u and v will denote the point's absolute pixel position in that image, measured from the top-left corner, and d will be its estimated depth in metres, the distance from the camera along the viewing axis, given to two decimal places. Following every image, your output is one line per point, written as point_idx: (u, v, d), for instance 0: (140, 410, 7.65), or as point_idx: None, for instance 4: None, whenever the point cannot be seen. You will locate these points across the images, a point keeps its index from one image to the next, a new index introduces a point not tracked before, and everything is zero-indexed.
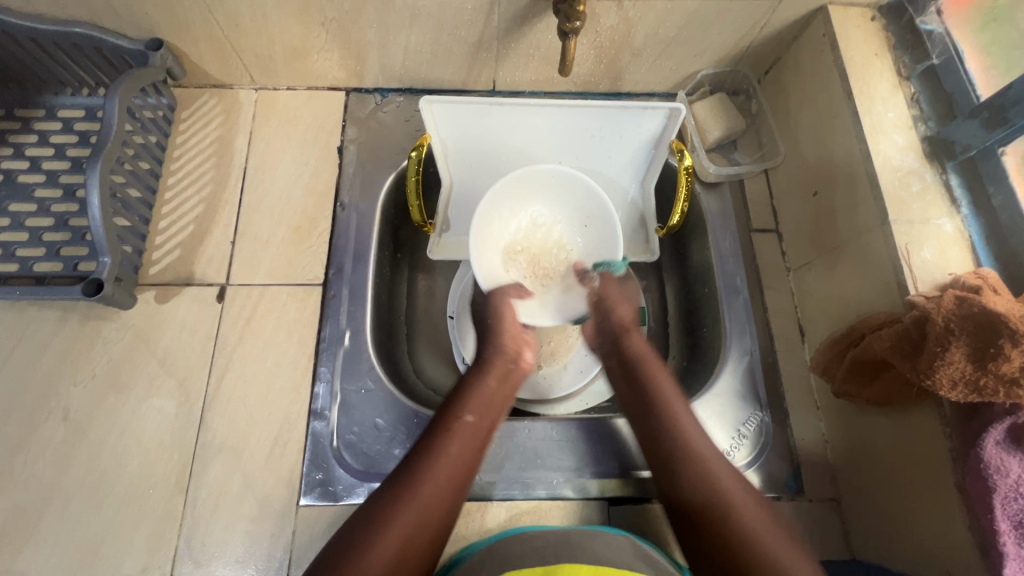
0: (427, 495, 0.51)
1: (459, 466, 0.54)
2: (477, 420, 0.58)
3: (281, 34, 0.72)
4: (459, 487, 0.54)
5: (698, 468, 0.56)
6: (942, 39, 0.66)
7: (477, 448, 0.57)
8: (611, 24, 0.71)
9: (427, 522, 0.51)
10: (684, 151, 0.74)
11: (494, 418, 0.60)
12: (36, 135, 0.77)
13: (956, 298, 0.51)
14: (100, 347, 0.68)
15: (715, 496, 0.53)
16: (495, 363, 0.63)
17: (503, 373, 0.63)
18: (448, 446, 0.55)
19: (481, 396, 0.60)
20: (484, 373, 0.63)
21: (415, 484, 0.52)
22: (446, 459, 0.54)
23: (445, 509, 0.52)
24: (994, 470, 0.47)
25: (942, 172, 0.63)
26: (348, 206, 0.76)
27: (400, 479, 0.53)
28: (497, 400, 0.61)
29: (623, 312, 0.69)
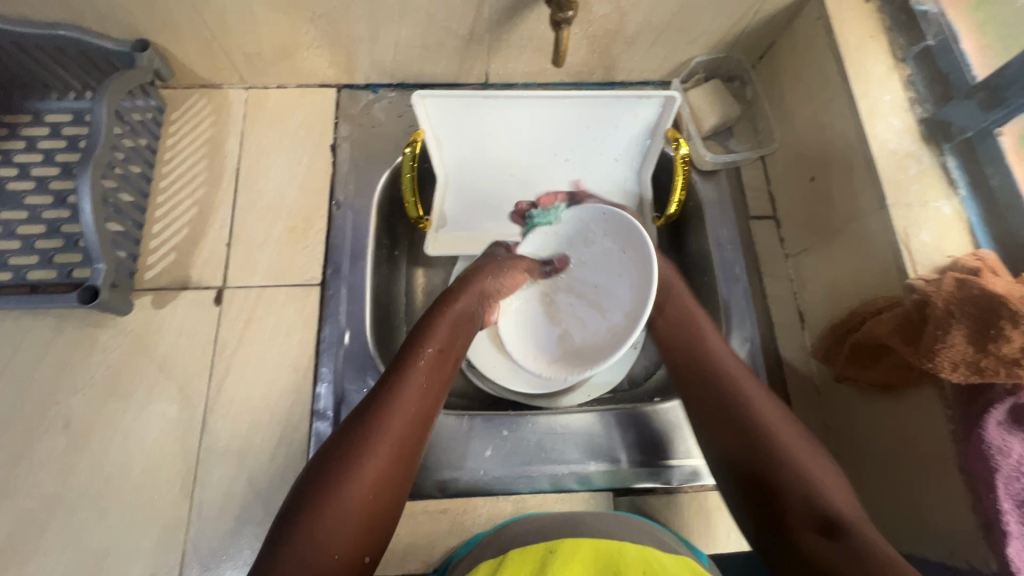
0: (397, 427, 0.51)
1: (425, 392, 0.55)
2: (441, 351, 0.58)
3: (270, 32, 0.71)
4: (427, 413, 0.54)
5: (749, 417, 0.56)
6: (936, 21, 0.66)
7: (441, 376, 0.57)
8: (603, 14, 0.70)
9: (397, 450, 0.51)
10: (680, 140, 0.75)
11: (456, 347, 0.60)
12: (24, 142, 0.76)
13: (956, 281, 0.51)
14: (98, 354, 0.68)
15: (767, 439, 0.54)
16: (462, 296, 0.63)
17: (466, 313, 0.63)
18: (414, 378, 0.55)
19: (445, 327, 0.60)
20: (447, 311, 0.62)
21: (382, 415, 0.51)
22: (413, 388, 0.54)
23: (415, 436, 0.52)
24: (996, 450, 0.48)
25: (939, 154, 0.62)
26: (344, 203, 0.75)
27: (370, 409, 0.52)
28: (460, 336, 0.61)
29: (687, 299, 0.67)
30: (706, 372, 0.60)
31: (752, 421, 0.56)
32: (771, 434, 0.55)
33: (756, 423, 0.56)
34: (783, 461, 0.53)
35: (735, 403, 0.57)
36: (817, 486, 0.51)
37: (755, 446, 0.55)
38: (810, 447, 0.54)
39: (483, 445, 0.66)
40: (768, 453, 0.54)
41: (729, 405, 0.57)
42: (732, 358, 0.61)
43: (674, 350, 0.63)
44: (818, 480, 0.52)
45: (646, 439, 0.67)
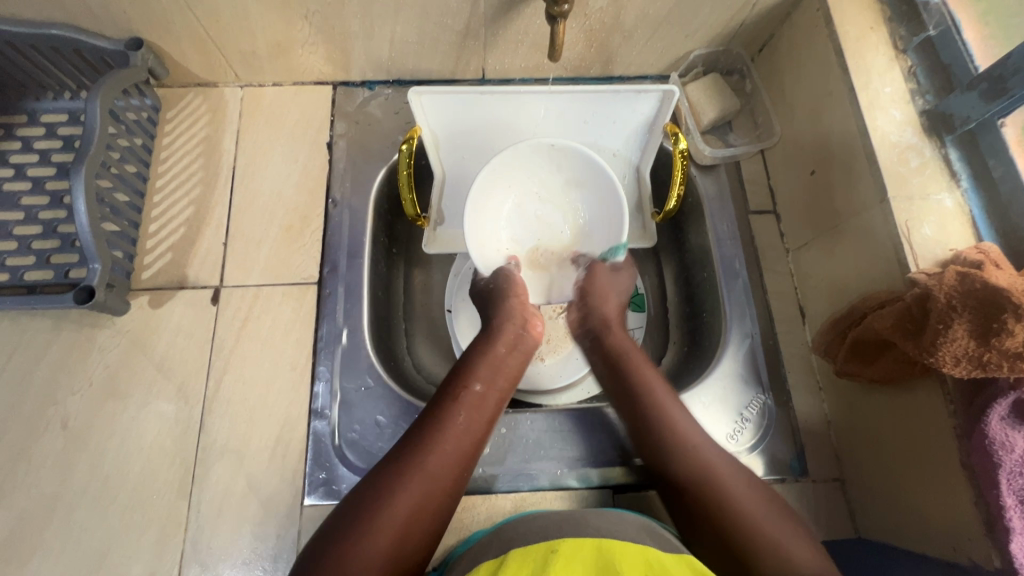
0: (434, 464, 0.52)
1: (467, 432, 0.56)
2: (487, 391, 0.59)
3: (263, 29, 0.70)
4: (467, 455, 0.55)
5: (674, 441, 0.57)
6: (938, 11, 0.64)
7: (485, 416, 0.58)
8: (600, 8, 0.70)
9: (433, 488, 0.51)
10: (679, 133, 0.73)
11: (501, 389, 0.61)
12: (20, 142, 0.76)
13: (959, 275, 0.50)
14: (95, 355, 0.67)
15: (693, 465, 0.55)
16: (500, 336, 0.64)
17: (512, 343, 0.65)
18: (456, 417, 0.56)
19: (490, 366, 0.62)
20: (494, 343, 0.64)
21: (421, 454, 0.52)
22: (456, 427, 0.55)
23: (452, 481, 0.53)
24: (1000, 445, 0.47)
25: (940, 146, 0.62)
26: (340, 202, 0.75)
27: (404, 450, 0.53)
28: (505, 370, 0.62)
29: (609, 307, 0.68)
30: (646, 411, 0.60)
31: (687, 452, 0.56)
32: (677, 457, 0.56)
33: (693, 456, 0.56)
34: (712, 490, 0.53)
35: (668, 435, 0.58)
36: (741, 506, 0.51)
37: (685, 474, 0.55)
38: (744, 477, 0.55)
39: (483, 443, 0.66)
40: (704, 479, 0.54)
41: (664, 438, 0.58)
42: (652, 374, 0.63)
43: (617, 379, 0.64)
44: (754, 517, 0.51)
45: None
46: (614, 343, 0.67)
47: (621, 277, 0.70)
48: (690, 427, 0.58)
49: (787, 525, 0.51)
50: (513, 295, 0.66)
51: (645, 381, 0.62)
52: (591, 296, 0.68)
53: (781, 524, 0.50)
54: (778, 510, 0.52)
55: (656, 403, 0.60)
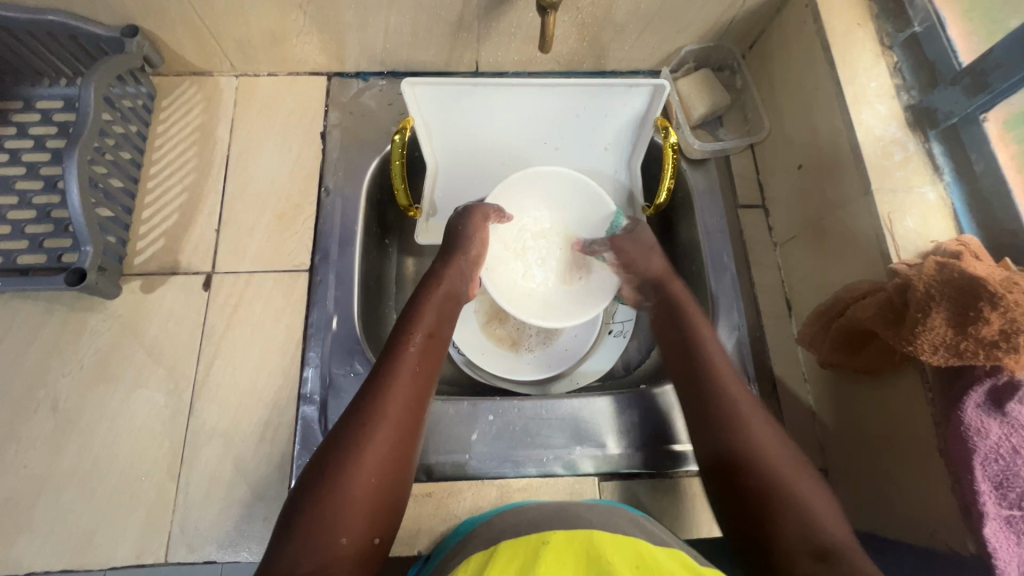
0: (395, 408, 0.52)
1: (418, 370, 0.56)
2: (427, 335, 0.60)
3: (258, 18, 0.71)
4: (423, 392, 0.55)
5: (725, 400, 0.56)
6: (924, 7, 0.66)
7: (433, 358, 0.59)
8: (592, 1, 0.70)
9: (399, 431, 0.52)
10: (669, 127, 0.74)
11: (444, 333, 0.62)
12: (15, 128, 0.77)
13: (937, 265, 0.51)
14: (86, 338, 0.68)
15: (757, 450, 0.52)
16: (439, 282, 0.65)
17: (449, 292, 0.65)
18: (404, 362, 0.56)
19: (429, 312, 0.62)
20: (431, 294, 0.64)
21: (375, 400, 0.52)
22: (406, 369, 0.55)
23: (414, 419, 0.53)
24: (975, 431, 0.48)
25: (924, 141, 0.62)
26: (333, 190, 0.75)
27: (363, 399, 0.52)
28: (445, 315, 0.63)
29: (655, 262, 0.70)
30: (700, 366, 0.60)
31: (755, 438, 0.53)
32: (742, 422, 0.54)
33: (758, 443, 0.53)
34: (759, 462, 0.52)
35: (728, 409, 0.55)
36: (784, 479, 0.50)
37: (737, 445, 0.53)
38: (794, 460, 0.52)
39: (470, 429, 0.66)
40: (758, 463, 0.52)
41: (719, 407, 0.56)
42: (710, 334, 0.63)
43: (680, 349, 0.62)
44: (790, 486, 0.50)
45: (631, 426, 0.67)
46: (687, 321, 0.64)
47: (643, 232, 0.72)
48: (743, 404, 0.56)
49: (820, 497, 0.50)
50: (462, 252, 0.67)
51: (710, 363, 0.59)
52: (660, 283, 0.69)
53: (814, 495, 0.50)
54: (815, 480, 0.51)
55: (711, 369, 0.59)
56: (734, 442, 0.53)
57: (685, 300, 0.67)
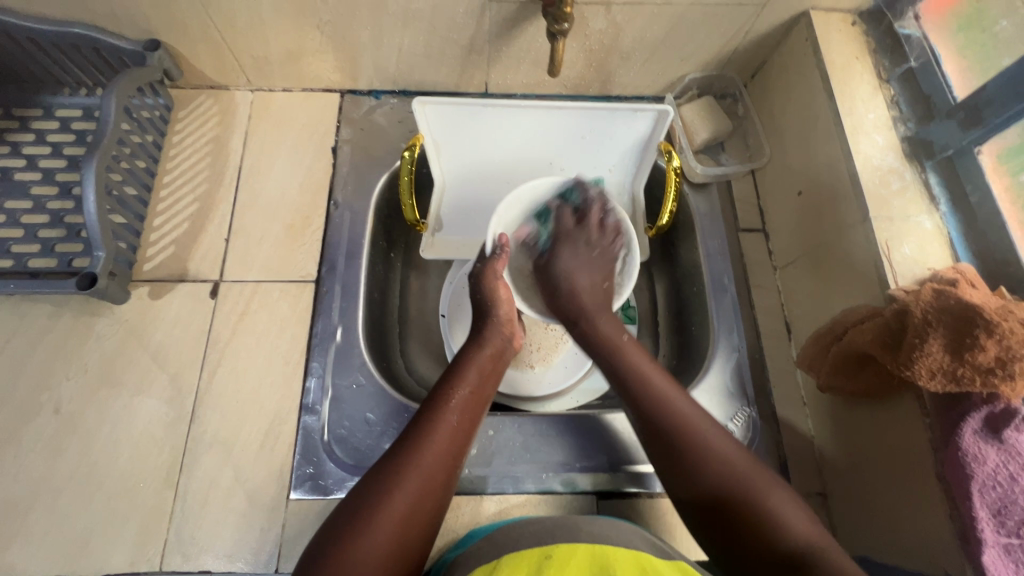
0: (430, 463, 0.53)
1: (459, 431, 0.56)
2: (473, 392, 0.60)
3: (277, 36, 0.73)
4: (458, 453, 0.56)
5: (697, 441, 0.55)
6: (920, 44, 0.69)
7: (473, 417, 0.59)
8: (600, 28, 0.73)
9: (430, 486, 0.52)
10: (672, 152, 0.77)
11: (486, 392, 0.62)
12: (34, 134, 0.78)
13: (934, 292, 0.52)
14: (92, 343, 0.68)
15: (718, 471, 0.54)
16: (486, 343, 0.65)
17: (495, 352, 0.65)
18: (445, 420, 0.56)
19: (475, 369, 0.62)
20: (480, 350, 0.65)
21: (415, 454, 0.53)
22: (446, 426, 0.56)
23: (445, 475, 0.54)
24: (972, 458, 0.49)
25: (921, 171, 0.64)
26: (342, 204, 0.77)
27: (400, 450, 0.54)
28: (489, 375, 0.63)
29: (583, 280, 0.70)
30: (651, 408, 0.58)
31: (715, 462, 0.54)
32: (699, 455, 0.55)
33: (718, 465, 0.54)
34: (741, 497, 0.52)
35: (688, 446, 0.55)
36: (768, 512, 0.51)
37: (706, 484, 0.54)
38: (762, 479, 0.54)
39: (469, 444, 0.67)
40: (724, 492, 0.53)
41: (677, 443, 0.56)
42: (659, 377, 0.61)
43: (623, 391, 0.61)
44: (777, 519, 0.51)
45: (629, 444, 0.68)
46: (610, 350, 0.64)
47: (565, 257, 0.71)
48: (711, 438, 0.56)
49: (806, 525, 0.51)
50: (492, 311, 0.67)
51: (658, 396, 0.59)
52: (572, 294, 0.69)
53: (802, 524, 0.51)
54: (806, 515, 0.52)
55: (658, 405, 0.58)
56: (700, 475, 0.54)
57: (613, 334, 0.66)
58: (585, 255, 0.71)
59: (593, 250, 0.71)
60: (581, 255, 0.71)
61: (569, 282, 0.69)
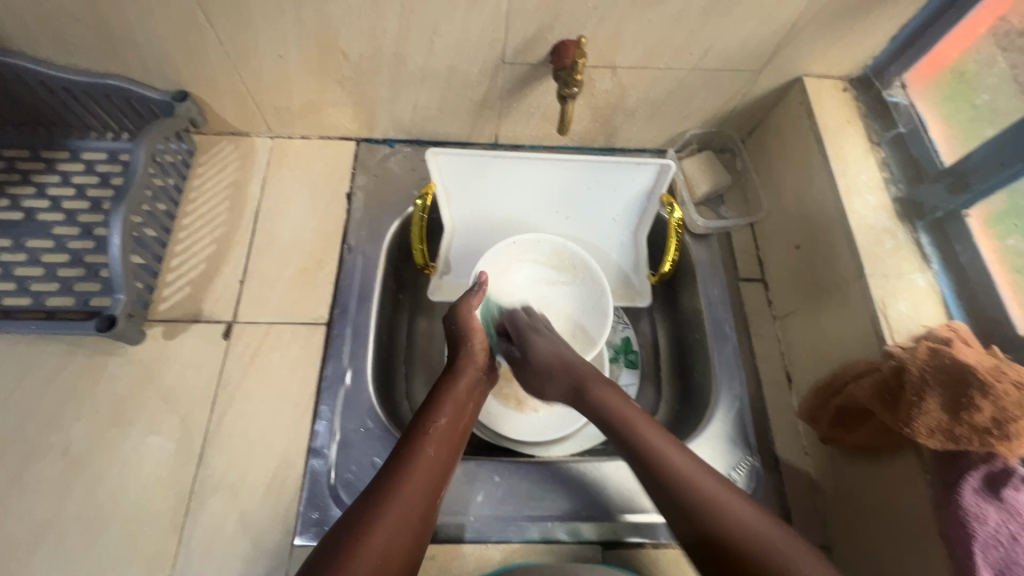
0: (408, 493, 0.54)
1: (438, 461, 0.58)
2: (451, 422, 0.62)
3: (300, 89, 0.77)
4: (438, 483, 0.57)
5: (689, 481, 0.54)
6: (907, 111, 0.73)
7: (452, 448, 0.60)
8: (606, 89, 0.77)
9: (410, 514, 0.53)
10: (674, 204, 0.81)
11: (464, 423, 0.63)
12: (59, 176, 0.81)
13: (930, 350, 0.54)
14: (104, 382, 0.69)
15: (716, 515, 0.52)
16: (463, 375, 0.67)
17: (472, 383, 0.67)
18: (424, 451, 0.58)
19: (454, 401, 0.64)
20: (456, 383, 0.66)
21: (394, 484, 0.54)
22: (425, 456, 0.57)
23: (425, 506, 0.55)
24: (973, 516, 0.50)
25: (913, 231, 0.67)
26: (355, 248, 0.79)
27: (382, 481, 0.55)
28: (467, 408, 0.65)
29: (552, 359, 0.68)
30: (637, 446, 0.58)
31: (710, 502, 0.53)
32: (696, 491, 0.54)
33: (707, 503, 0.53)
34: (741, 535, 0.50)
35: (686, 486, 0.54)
36: (772, 549, 0.49)
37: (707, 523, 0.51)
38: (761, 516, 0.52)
39: (475, 490, 0.67)
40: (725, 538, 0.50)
41: (687, 497, 0.53)
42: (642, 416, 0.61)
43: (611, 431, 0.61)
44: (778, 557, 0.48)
45: (634, 493, 0.68)
46: (594, 402, 0.64)
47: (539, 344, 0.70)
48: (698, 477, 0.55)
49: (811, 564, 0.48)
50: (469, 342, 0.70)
51: (644, 435, 0.59)
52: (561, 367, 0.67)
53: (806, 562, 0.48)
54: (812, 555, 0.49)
55: (644, 445, 0.58)
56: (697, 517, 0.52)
57: (609, 400, 0.63)
58: (554, 337, 0.71)
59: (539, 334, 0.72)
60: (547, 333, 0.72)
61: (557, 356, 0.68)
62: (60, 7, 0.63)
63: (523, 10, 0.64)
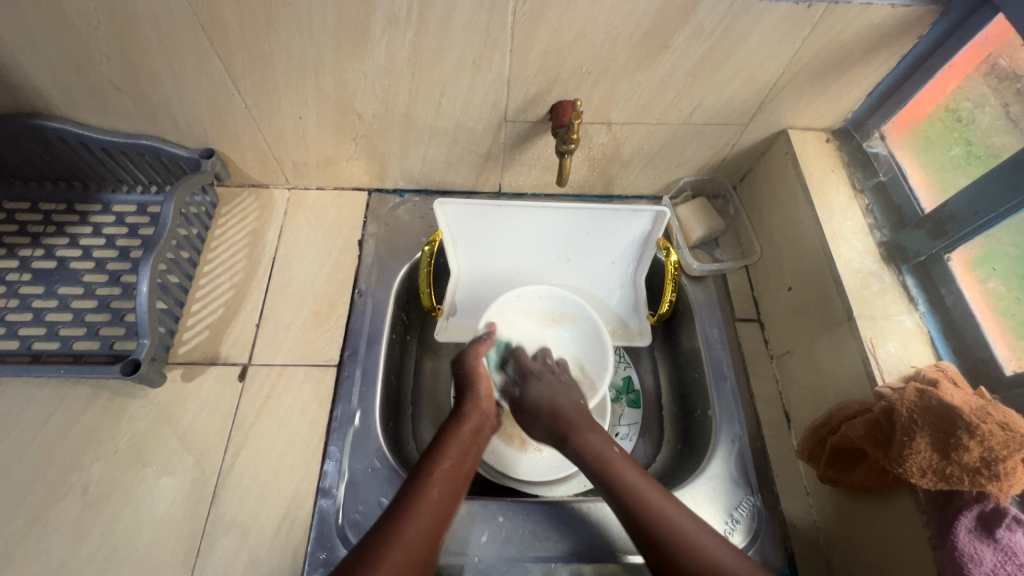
0: (411, 534, 0.56)
1: (441, 504, 0.59)
2: (454, 466, 0.64)
3: (317, 146, 0.83)
4: (441, 525, 0.58)
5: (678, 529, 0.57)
6: (887, 160, 0.78)
7: (455, 490, 0.62)
8: (602, 142, 0.83)
9: (413, 554, 0.55)
10: (670, 248, 0.85)
11: (468, 465, 0.65)
12: (91, 227, 0.87)
13: (917, 391, 0.56)
14: (125, 424, 0.72)
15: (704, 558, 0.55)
16: (467, 419, 0.69)
17: (476, 427, 0.69)
18: (427, 493, 0.59)
19: (457, 445, 0.66)
20: (460, 427, 0.68)
21: (400, 523, 0.56)
22: (429, 499, 0.59)
23: (428, 546, 0.56)
24: (969, 557, 0.51)
25: (899, 273, 0.71)
26: (365, 292, 0.83)
27: (388, 520, 0.57)
28: (471, 451, 0.67)
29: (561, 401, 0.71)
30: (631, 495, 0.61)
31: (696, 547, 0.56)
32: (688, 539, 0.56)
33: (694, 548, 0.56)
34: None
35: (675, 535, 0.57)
36: None
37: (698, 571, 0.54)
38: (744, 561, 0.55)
39: (479, 530, 0.68)
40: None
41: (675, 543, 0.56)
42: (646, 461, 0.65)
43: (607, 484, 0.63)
44: None
45: None
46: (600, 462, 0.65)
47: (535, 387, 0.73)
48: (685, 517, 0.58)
49: None
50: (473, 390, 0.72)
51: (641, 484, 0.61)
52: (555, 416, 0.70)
53: None
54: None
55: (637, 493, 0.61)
56: (682, 561, 0.55)
57: (602, 447, 0.66)
58: (553, 383, 0.74)
59: (557, 377, 0.75)
60: (549, 380, 0.75)
61: (550, 403, 0.71)
62: (105, 77, 0.70)
63: (524, 75, 0.70)
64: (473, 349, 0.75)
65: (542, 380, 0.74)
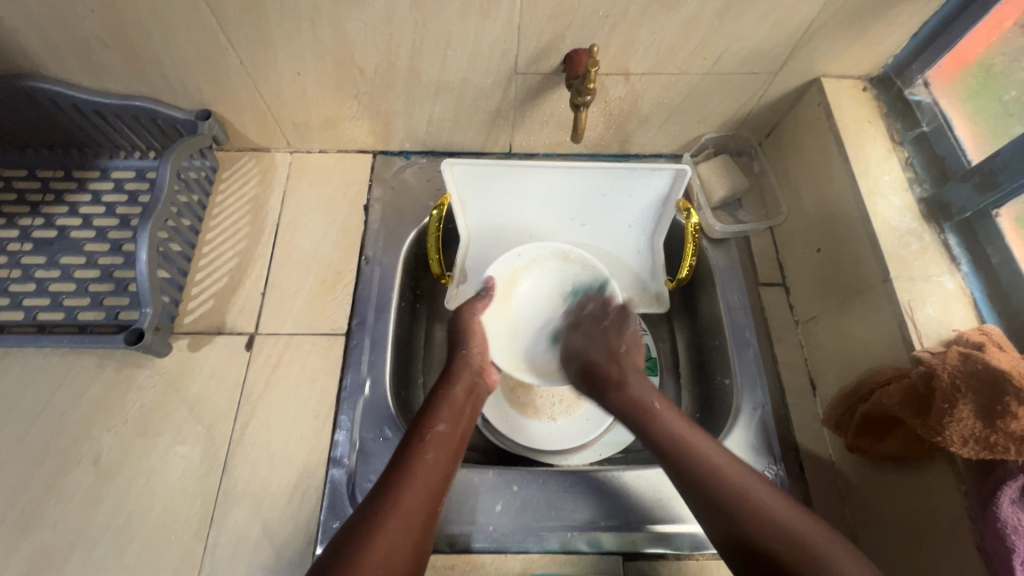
0: (407, 500, 0.54)
1: (436, 470, 0.58)
2: (449, 428, 0.62)
3: (318, 105, 0.79)
4: (438, 489, 0.57)
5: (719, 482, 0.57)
6: (930, 109, 0.72)
7: (451, 452, 0.60)
8: (620, 95, 0.77)
9: (410, 520, 0.53)
10: (691, 209, 0.80)
11: (463, 427, 0.64)
12: (90, 195, 0.84)
13: (960, 355, 0.52)
14: (133, 394, 0.71)
15: (750, 508, 0.54)
16: (458, 380, 0.67)
17: (467, 388, 0.67)
18: (423, 456, 0.58)
19: (450, 407, 0.64)
20: (453, 387, 0.67)
21: (397, 488, 0.55)
22: (423, 463, 0.58)
23: (426, 511, 0.55)
24: (1012, 529, 0.48)
25: (940, 232, 0.66)
26: (372, 259, 0.80)
27: (385, 486, 0.55)
28: (465, 414, 0.65)
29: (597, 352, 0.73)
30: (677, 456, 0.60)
31: (753, 509, 0.54)
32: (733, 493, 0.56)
33: (736, 498, 0.55)
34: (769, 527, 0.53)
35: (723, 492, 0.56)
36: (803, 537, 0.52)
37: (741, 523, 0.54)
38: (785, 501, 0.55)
39: (493, 500, 0.67)
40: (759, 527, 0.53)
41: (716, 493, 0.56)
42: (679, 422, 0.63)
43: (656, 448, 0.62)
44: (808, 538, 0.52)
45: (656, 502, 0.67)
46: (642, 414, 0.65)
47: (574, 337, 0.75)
48: (728, 471, 0.57)
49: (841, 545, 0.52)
50: (463, 347, 0.70)
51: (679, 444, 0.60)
52: (590, 366, 0.72)
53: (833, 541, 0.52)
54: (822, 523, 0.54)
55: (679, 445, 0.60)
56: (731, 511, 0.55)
57: (643, 398, 0.67)
58: (592, 332, 0.75)
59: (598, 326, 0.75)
60: (585, 328, 0.76)
61: (584, 355, 0.73)
62: (91, 33, 0.66)
63: (536, 21, 0.65)
64: (469, 305, 0.73)
65: (580, 330, 0.76)
